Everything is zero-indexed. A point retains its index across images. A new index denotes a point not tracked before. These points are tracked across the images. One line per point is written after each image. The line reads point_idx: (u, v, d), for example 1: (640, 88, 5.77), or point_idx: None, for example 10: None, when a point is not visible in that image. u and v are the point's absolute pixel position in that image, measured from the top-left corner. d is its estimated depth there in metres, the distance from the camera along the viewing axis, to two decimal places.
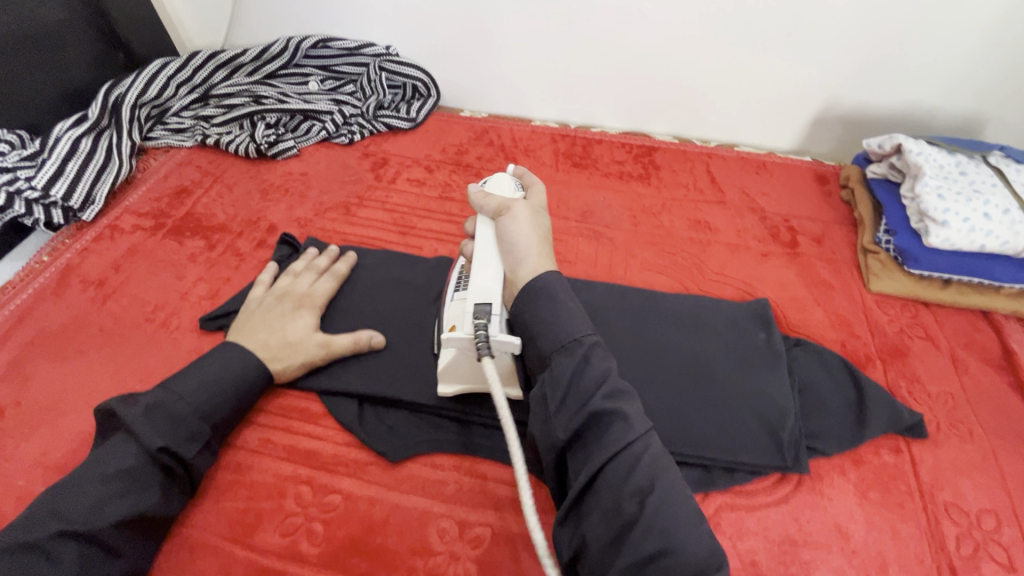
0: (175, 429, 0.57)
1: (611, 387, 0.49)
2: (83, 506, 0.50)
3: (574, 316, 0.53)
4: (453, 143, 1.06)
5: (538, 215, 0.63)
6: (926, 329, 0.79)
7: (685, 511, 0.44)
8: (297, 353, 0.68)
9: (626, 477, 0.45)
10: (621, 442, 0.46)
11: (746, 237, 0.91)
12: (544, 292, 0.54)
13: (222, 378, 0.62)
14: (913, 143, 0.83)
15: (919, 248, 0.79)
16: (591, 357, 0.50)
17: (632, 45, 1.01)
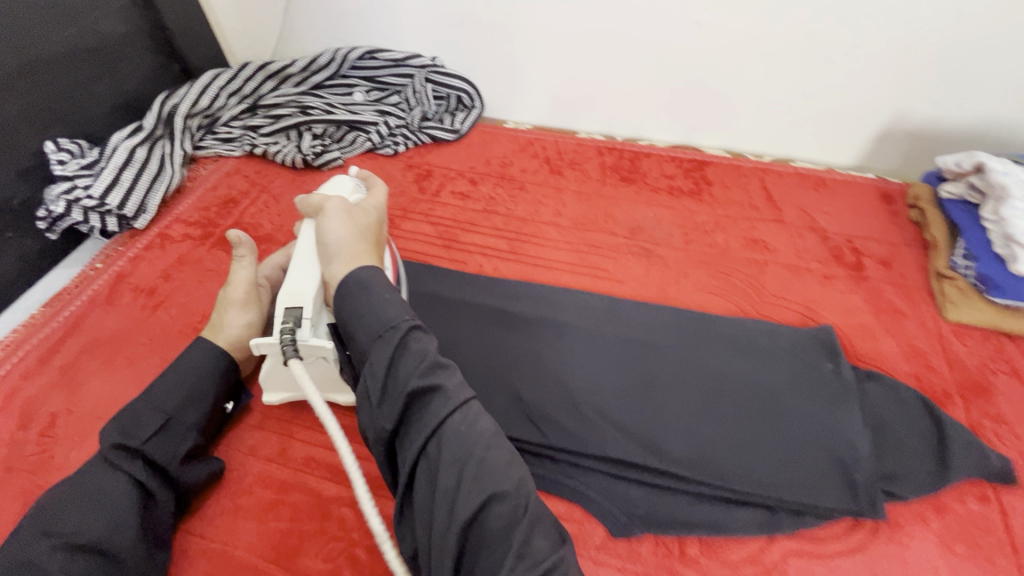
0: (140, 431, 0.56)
1: (431, 356, 0.48)
2: (68, 520, 0.50)
3: (396, 302, 0.51)
4: (497, 155, 1.04)
5: (357, 215, 0.60)
6: (1012, 363, 0.73)
7: (505, 469, 0.45)
8: (229, 308, 0.66)
9: (445, 451, 0.44)
10: (439, 417, 0.45)
11: (806, 258, 0.87)
12: (360, 288, 0.52)
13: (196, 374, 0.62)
14: (997, 161, 0.77)
15: (1006, 276, 0.73)
16: (418, 329, 0.50)
17: (686, 55, 0.97)
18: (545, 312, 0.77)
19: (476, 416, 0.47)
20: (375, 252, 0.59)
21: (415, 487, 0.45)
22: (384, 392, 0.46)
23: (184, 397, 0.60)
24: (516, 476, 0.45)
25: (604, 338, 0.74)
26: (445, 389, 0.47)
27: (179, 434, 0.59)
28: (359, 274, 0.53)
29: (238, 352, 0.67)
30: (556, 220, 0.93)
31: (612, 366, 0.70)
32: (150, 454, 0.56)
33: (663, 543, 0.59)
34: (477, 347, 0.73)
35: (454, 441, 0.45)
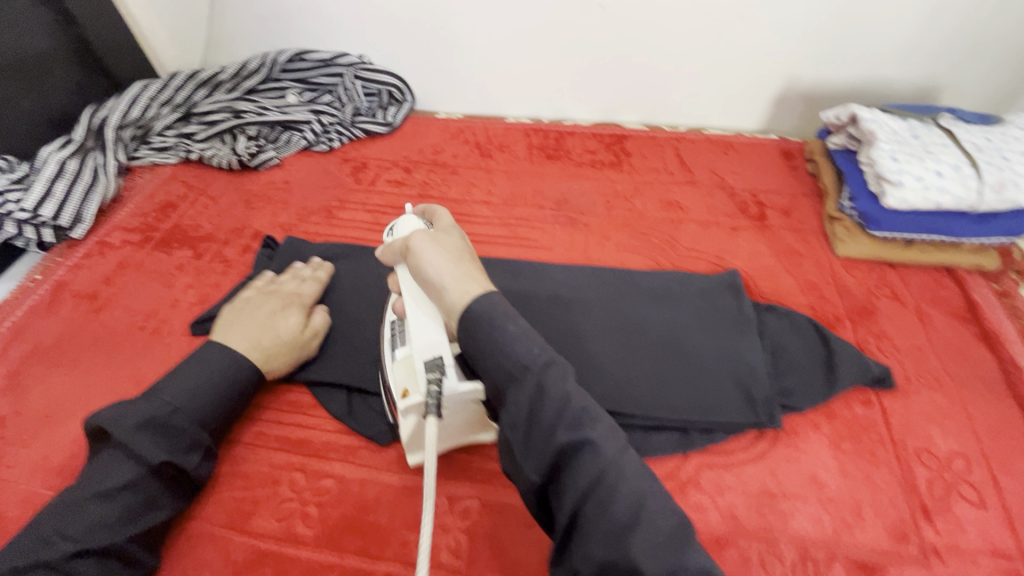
0: (169, 444, 0.57)
1: (572, 392, 0.47)
2: (86, 525, 0.51)
3: (524, 334, 0.49)
4: (429, 144, 1.09)
5: (441, 237, 0.57)
6: (892, 288, 0.82)
7: (665, 526, 0.43)
8: (290, 312, 0.71)
9: (602, 506, 0.43)
10: (555, 391, 0.46)
11: (716, 213, 0.95)
12: (488, 312, 0.49)
13: (214, 383, 0.63)
14: (866, 111, 0.86)
15: (879, 211, 0.81)
16: (559, 367, 0.48)
17: (594, 38, 1.04)
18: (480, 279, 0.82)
19: (624, 458, 0.45)
20: (477, 262, 0.56)
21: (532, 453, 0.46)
22: (502, 365, 0.47)
23: (211, 405, 0.62)
24: (668, 516, 0.43)
25: (534, 297, 0.79)
26: (595, 442, 0.44)
27: (193, 439, 0.60)
28: (482, 303, 0.50)
29: (299, 354, 0.70)
30: (487, 199, 0.99)
31: (542, 320, 0.76)
32: (182, 464, 0.58)
33: None
34: None
35: (611, 492, 0.43)
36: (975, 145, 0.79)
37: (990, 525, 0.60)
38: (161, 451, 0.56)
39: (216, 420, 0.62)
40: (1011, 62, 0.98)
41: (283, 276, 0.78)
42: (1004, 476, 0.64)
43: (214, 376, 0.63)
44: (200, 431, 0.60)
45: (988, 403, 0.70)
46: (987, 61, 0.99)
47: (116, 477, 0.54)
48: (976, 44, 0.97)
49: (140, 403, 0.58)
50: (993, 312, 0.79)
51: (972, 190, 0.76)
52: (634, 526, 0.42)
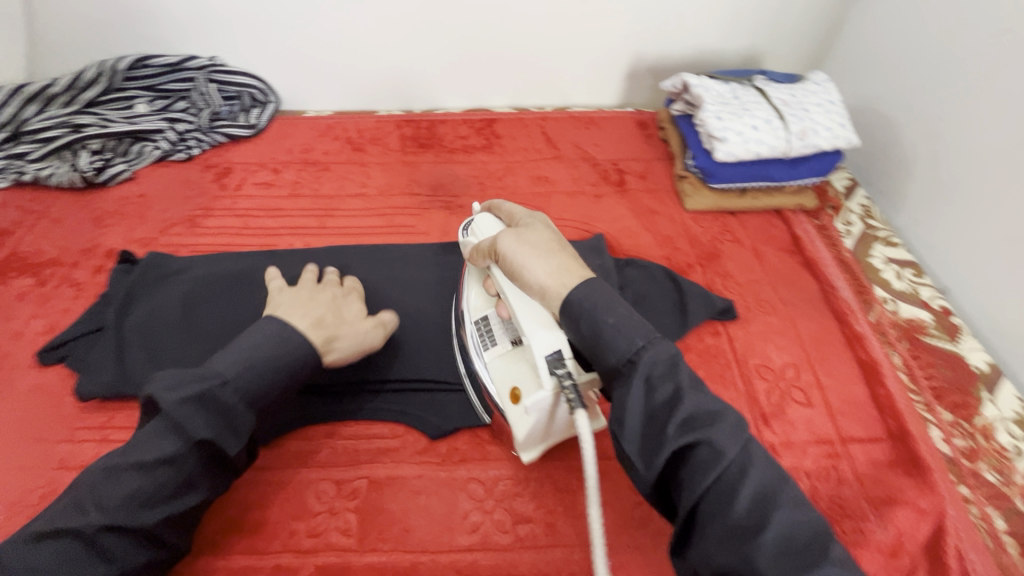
0: (218, 421, 0.50)
1: (688, 388, 0.44)
2: (121, 497, 0.46)
3: (583, 267, 0.51)
4: (298, 143, 1.07)
5: (524, 232, 0.57)
6: (733, 233, 0.92)
7: (807, 538, 0.39)
8: (352, 301, 0.68)
9: (726, 512, 0.40)
10: (638, 378, 0.45)
11: (581, 183, 1.01)
12: (590, 304, 0.49)
13: (271, 357, 0.54)
14: (695, 78, 0.95)
15: (713, 165, 0.91)
16: (675, 360, 0.45)
17: (450, 26, 1.07)
18: (356, 268, 0.83)
19: (755, 468, 0.41)
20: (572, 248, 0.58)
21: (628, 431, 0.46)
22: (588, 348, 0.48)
23: (268, 381, 0.53)
24: (824, 539, 0.39)
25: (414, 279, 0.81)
26: (719, 446, 0.41)
27: (239, 419, 0.51)
28: (588, 288, 0.50)
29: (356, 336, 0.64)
30: (362, 191, 0.99)
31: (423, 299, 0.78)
32: (222, 447, 0.50)
33: (476, 432, 0.68)
34: None
35: (739, 499, 0.40)
36: (783, 100, 0.91)
37: (815, 420, 0.70)
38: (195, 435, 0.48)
39: (265, 400, 0.53)
40: (813, 28, 1.13)
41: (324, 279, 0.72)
42: (825, 377, 0.75)
43: (268, 353, 0.54)
44: (251, 413, 0.52)
45: (812, 319, 0.81)
46: (794, 28, 1.13)
47: (149, 460, 0.48)
48: (782, 14, 1.10)
49: (186, 372, 0.51)
50: (812, 242, 0.92)
51: (782, 139, 0.88)
52: (770, 550, 0.38)
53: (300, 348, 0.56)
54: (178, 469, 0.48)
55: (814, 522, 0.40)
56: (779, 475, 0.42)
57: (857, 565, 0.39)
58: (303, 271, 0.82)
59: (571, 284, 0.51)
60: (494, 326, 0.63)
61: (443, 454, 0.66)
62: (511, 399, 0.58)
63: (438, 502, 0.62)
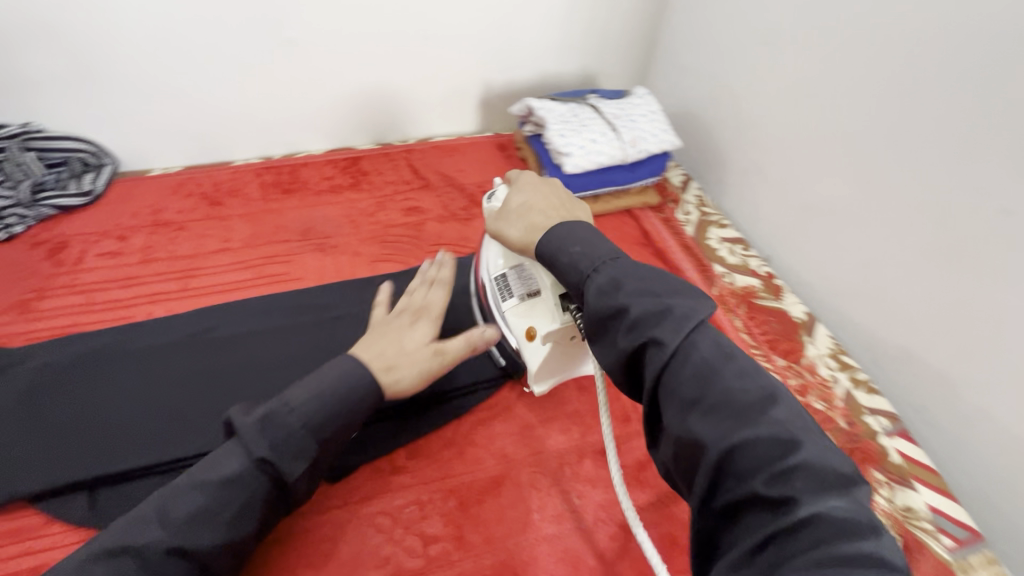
0: (281, 449, 0.53)
1: (633, 296, 0.48)
2: (182, 517, 0.51)
3: (586, 250, 0.54)
4: (146, 204, 1.00)
5: (529, 203, 0.65)
6: None
7: (751, 403, 0.41)
8: (418, 327, 0.67)
9: (675, 390, 0.43)
10: (669, 357, 0.44)
11: (452, 209, 1.06)
12: (565, 236, 0.57)
13: (332, 385, 0.57)
14: (537, 102, 1.05)
15: (565, 177, 1.00)
16: (619, 282, 0.50)
17: (297, 71, 1.07)
18: (228, 330, 0.80)
19: (701, 349, 0.44)
20: (575, 206, 0.65)
21: (660, 399, 0.45)
22: (602, 317, 0.50)
23: (332, 411, 0.56)
24: (766, 405, 0.41)
25: (296, 331, 0.81)
26: (661, 340, 0.45)
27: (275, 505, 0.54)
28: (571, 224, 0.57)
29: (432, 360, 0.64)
30: (226, 246, 0.95)
31: (306, 354, 0.79)
32: (284, 473, 0.54)
33: (375, 466, 0.68)
34: (166, 379, 0.73)
35: (682, 370, 0.44)
36: (614, 114, 1.03)
37: None
38: (231, 505, 0.52)
39: (330, 433, 0.56)
40: (632, 48, 1.30)
41: (415, 287, 0.72)
42: None
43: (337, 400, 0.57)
44: (316, 443, 0.55)
45: None
46: (616, 51, 1.29)
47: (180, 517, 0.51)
48: (605, 39, 1.25)
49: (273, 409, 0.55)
50: (659, 233, 1.06)
51: (618, 147, 0.99)
52: (704, 415, 0.41)
53: (360, 381, 0.59)
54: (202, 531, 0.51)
55: (786, 427, 0.39)
56: (725, 354, 0.44)
57: (807, 428, 0.40)
58: (171, 341, 0.78)
59: (538, 237, 0.61)
60: (511, 280, 0.69)
61: (346, 496, 0.65)
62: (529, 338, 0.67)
63: (345, 547, 0.61)
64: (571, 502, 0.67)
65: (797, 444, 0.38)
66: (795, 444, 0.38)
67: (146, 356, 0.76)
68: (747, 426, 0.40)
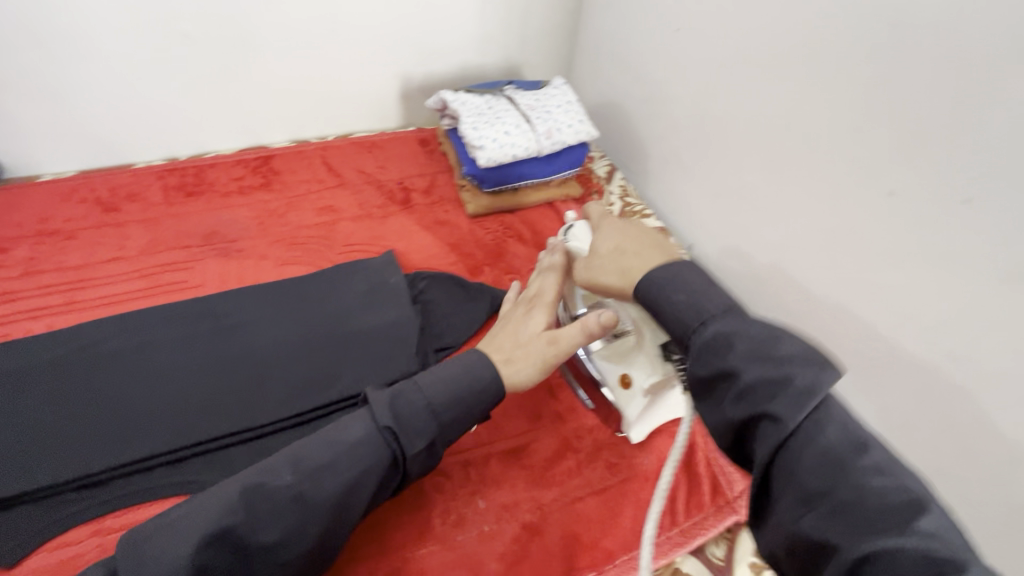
0: (409, 423, 0.58)
1: (745, 359, 0.46)
2: (267, 510, 0.51)
3: (696, 294, 0.52)
4: (32, 213, 0.94)
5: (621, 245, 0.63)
6: (514, 229, 1.01)
7: (885, 509, 0.39)
8: (535, 315, 0.69)
9: (794, 478, 0.43)
10: (780, 442, 0.43)
11: (368, 207, 1.03)
12: (669, 279, 0.54)
13: (454, 374, 0.62)
14: (450, 95, 1.03)
15: (479, 171, 0.98)
16: (731, 340, 0.48)
17: (193, 66, 1.01)
18: (112, 344, 0.75)
19: (828, 433, 0.43)
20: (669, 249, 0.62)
21: (772, 481, 0.44)
22: (751, 350, 0.47)
23: (454, 396, 0.60)
24: (910, 510, 0.39)
25: (190, 342, 0.77)
26: (778, 417, 0.43)
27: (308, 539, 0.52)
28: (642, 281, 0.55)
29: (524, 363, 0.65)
30: (119, 254, 0.90)
31: (198, 362, 0.75)
32: (407, 453, 0.58)
33: None
34: (39, 401, 0.69)
35: (806, 459, 0.43)
36: (529, 105, 1.01)
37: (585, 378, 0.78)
38: (279, 529, 0.50)
39: (446, 417, 0.60)
40: (553, 36, 1.27)
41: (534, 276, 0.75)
42: None
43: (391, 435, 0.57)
44: (433, 421, 0.59)
45: None
46: (539, 40, 1.26)
47: (250, 530, 0.50)
48: (526, 29, 1.23)
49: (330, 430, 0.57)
50: None
51: (532, 139, 0.97)
52: (825, 515, 0.41)
53: (443, 408, 0.59)
54: (267, 547, 0.50)
55: (907, 486, 0.40)
56: (857, 442, 0.43)
57: (957, 540, 0.37)
58: (48, 358, 0.73)
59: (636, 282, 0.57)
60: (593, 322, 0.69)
61: None
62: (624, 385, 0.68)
63: None
64: (476, 503, 0.66)
65: (924, 509, 0.39)
66: (939, 561, 0.36)
67: (16, 377, 0.70)
68: (888, 524, 0.38)
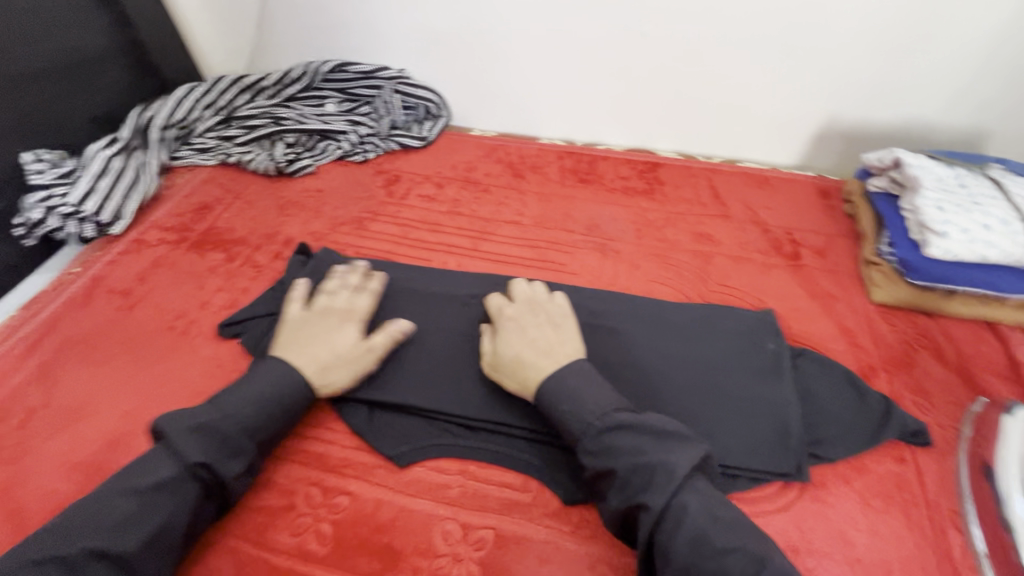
0: (593, 447, 0.55)
1: (619, 458, 0.53)
2: (589, 441, 0.55)
3: (580, 405, 0.57)
4: (463, 160, 1.10)
5: None
6: (932, 340, 0.80)
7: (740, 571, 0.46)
8: (347, 327, 0.70)
9: (666, 549, 0.48)
10: (653, 520, 0.49)
11: (748, 249, 0.93)
12: (558, 389, 0.59)
13: (268, 392, 0.62)
14: (912, 157, 0.84)
15: (920, 259, 0.78)
16: (614, 445, 0.53)
17: (634, 65, 1.04)
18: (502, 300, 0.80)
19: (689, 512, 0.49)
20: None
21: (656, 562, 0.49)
22: (625, 473, 0.52)
23: (262, 412, 0.60)
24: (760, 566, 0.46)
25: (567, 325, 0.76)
26: (648, 503, 0.49)
27: (685, 550, 0.47)
28: (554, 383, 0.59)
29: (348, 369, 0.67)
30: (517, 219, 0.99)
31: None
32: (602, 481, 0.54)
33: None
34: (440, 329, 0.76)
35: (677, 535, 0.48)
36: None
37: None
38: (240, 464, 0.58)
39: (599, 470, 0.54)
40: None
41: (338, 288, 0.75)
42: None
43: (270, 392, 0.61)
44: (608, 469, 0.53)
45: None
46: None
47: (181, 491, 0.54)
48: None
49: (574, 411, 0.57)
50: None
51: (1020, 245, 0.74)
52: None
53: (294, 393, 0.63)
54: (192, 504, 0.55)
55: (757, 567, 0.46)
56: (711, 515, 0.49)
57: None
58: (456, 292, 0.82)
59: None
60: None
61: (575, 525, 0.62)
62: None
63: None
64: None
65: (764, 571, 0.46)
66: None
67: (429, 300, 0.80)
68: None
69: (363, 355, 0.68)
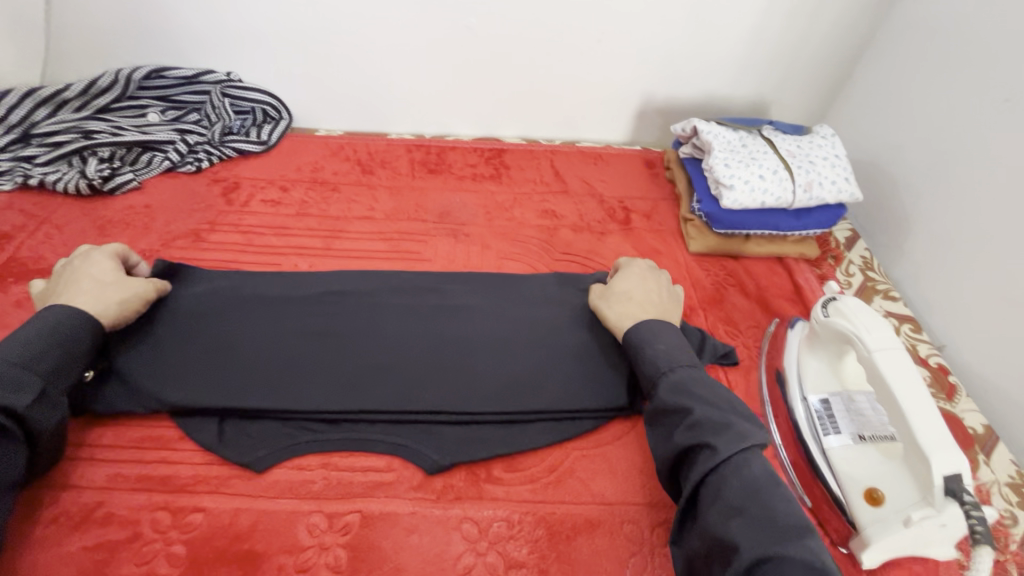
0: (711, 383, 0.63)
1: (699, 402, 0.59)
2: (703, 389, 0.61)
3: (667, 353, 0.65)
4: (308, 161, 1.08)
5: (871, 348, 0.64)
6: (737, 277, 0.94)
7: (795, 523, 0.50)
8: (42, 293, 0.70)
9: (720, 494, 0.52)
10: (705, 469, 0.54)
11: (587, 219, 1.02)
12: (650, 337, 0.68)
13: (39, 332, 0.60)
14: (705, 125, 0.98)
15: (718, 211, 0.92)
16: (689, 387, 0.61)
17: (466, 56, 1.09)
18: (356, 294, 0.80)
19: (754, 465, 0.54)
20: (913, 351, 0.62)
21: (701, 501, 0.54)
22: (695, 422, 0.57)
23: (45, 344, 0.60)
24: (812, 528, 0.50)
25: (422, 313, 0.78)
26: (716, 444, 0.55)
27: (737, 487, 0.52)
28: (636, 327, 0.69)
29: (122, 298, 0.68)
30: (369, 214, 0.99)
31: (429, 334, 0.76)
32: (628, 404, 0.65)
33: (472, 471, 0.67)
34: (293, 327, 0.75)
35: (731, 479, 0.53)
36: (790, 152, 0.93)
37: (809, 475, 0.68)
38: (35, 393, 0.56)
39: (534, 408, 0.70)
40: (818, 81, 1.17)
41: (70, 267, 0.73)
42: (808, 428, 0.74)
43: (42, 329, 0.61)
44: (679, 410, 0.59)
45: None
46: (800, 79, 1.16)
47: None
48: (790, 66, 1.14)
49: (666, 350, 0.66)
50: (814, 291, 0.92)
51: (788, 190, 0.89)
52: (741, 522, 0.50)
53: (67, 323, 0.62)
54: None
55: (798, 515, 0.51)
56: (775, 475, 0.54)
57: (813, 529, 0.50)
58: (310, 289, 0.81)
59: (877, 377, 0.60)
60: (838, 414, 0.68)
61: (440, 492, 0.65)
62: (868, 500, 0.61)
63: (432, 543, 0.61)
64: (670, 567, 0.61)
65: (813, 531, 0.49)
66: None
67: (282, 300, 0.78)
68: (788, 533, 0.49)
69: (134, 288, 0.70)
